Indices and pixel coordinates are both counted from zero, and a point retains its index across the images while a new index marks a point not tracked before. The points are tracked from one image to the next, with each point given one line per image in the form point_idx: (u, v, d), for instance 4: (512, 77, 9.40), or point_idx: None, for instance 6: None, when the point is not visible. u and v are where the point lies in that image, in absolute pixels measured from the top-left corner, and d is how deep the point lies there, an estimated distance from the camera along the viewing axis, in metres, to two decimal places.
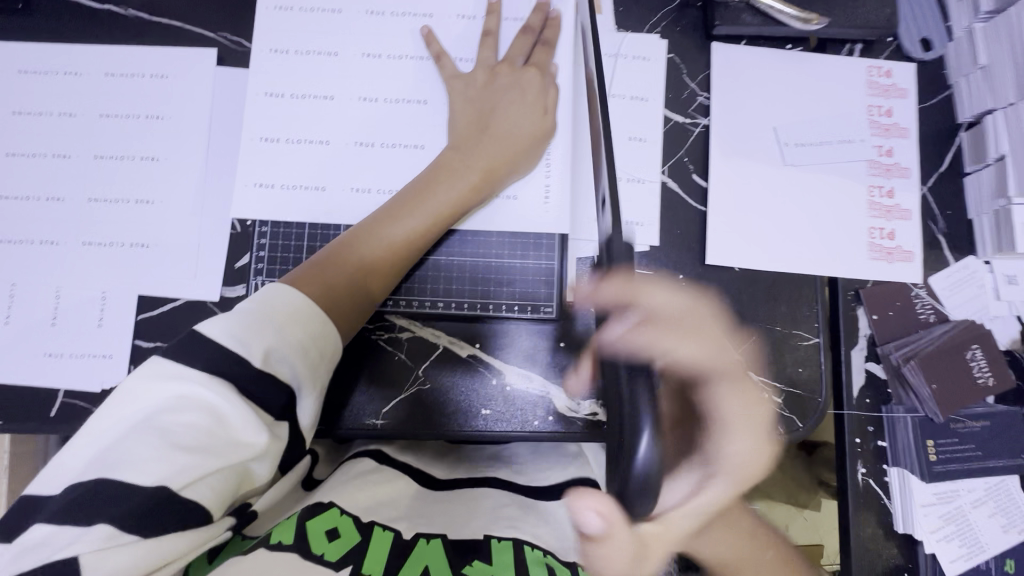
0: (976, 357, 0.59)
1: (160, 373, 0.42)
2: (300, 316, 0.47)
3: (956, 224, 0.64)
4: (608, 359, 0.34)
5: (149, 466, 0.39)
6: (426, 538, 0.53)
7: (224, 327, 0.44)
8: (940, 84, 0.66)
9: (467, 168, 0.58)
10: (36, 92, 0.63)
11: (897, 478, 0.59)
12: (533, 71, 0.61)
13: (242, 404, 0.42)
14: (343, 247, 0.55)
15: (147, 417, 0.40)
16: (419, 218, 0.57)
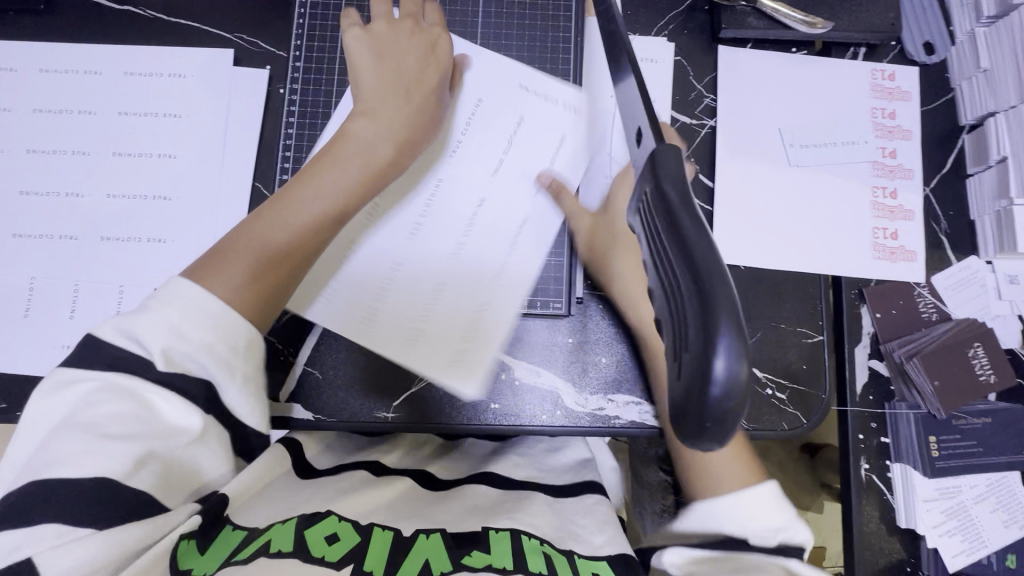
0: (978, 355, 0.60)
1: (63, 378, 0.42)
2: (195, 312, 0.44)
3: (958, 225, 0.65)
4: (668, 289, 0.25)
5: (81, 460, 0.40)
6: (426, 533, 0.49)
7: (120, 325, 0.43)
8: (943, 87, 0.67)
9: (376, 139, 0.55)
10: (57, 90, 0.64)
11: (900, 475, 0.59)
12: (440, 49, 0.60)
13: (103, 403, 0.41)
14: (246, 232, 0.50)
15: (66, 416, 0.41)
16: (328, 193, 0.53)
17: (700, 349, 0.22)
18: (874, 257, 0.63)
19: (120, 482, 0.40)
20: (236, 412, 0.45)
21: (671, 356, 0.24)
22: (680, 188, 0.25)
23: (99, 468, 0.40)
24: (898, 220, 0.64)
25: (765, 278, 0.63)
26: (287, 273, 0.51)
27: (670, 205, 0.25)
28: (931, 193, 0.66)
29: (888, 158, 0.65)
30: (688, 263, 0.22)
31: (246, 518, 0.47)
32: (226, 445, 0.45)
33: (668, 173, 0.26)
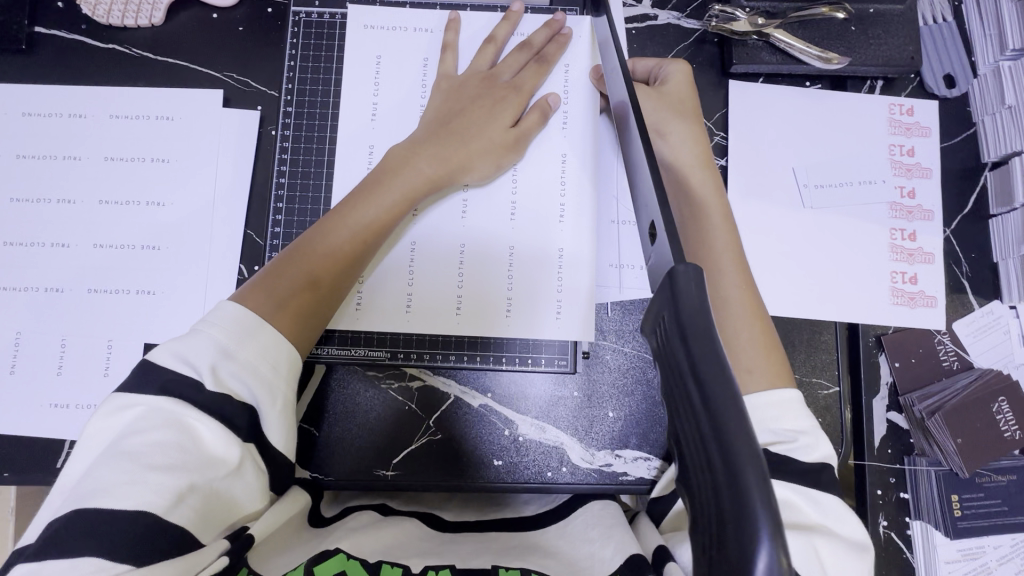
0: (1003, 410, 0.57)
1: (116, 405, 0.43)
2: (247, 329, 0.46)
3: (980, 268, 0.62)
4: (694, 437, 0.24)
5: (125, 491, 0.39)
6: (435, 571, 0.48)
7: (176, 350, 0.45)
8: (964, 122, 0.64)
9: (419, 167, 0.55)
10: (41, 135, 0.62)
11: (920, 532, 0.57)
12: (512, 91, 0.58)
13: (153, 430, 0.41)
14: (297, 252, 0.52)
15: (111, 445, 0.41)
16: (367, 221, 0.53)
17: (736, 551, 0.22)
18: (892, 303, 0.61)
19: (161, 517, 0.39)
20: (269, 436, 0.46)
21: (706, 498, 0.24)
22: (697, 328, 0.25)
23: (141, 502, 0.39)
24: (917, 264, 0.62)
25: (780, 327, 0.61)
26: (324, 297, 0.52)
27: (691, 369, 0.25)
28: (952, 234, 0.63)
29: (907, 198, 0.62)
30: (710, 423, 0.23)
31: (260, 563, 0.46)
32: (260, 477, 0.46)
33: (687, 301, 0.26)
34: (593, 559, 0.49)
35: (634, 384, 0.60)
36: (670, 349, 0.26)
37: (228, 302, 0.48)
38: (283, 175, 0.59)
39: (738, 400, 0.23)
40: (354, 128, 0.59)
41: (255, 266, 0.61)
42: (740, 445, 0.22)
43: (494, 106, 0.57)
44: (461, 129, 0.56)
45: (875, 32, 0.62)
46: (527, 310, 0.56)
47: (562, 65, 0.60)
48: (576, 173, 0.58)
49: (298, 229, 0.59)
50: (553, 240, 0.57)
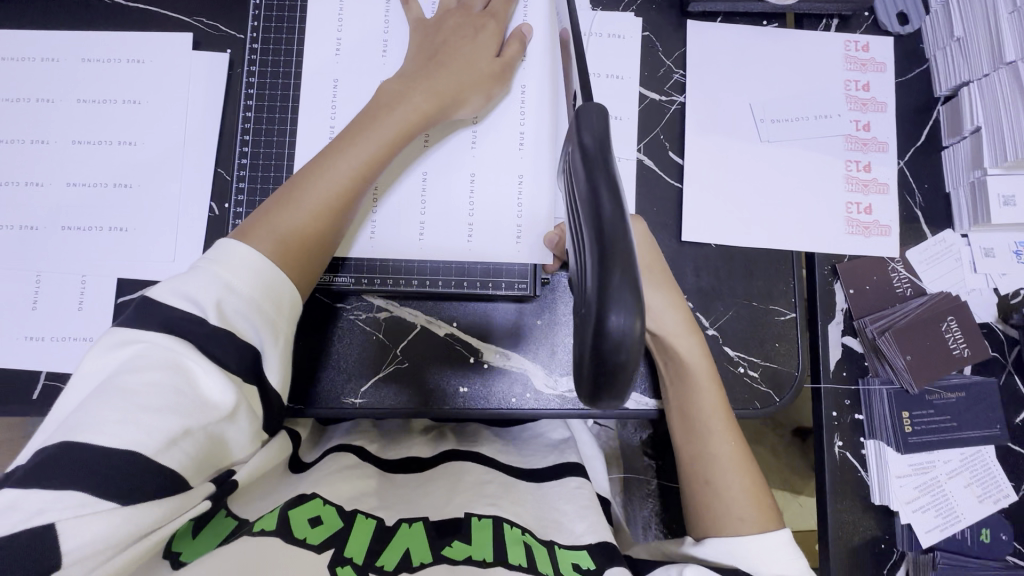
0: (952, 328, 0.59)
1: (114, 341, 0.42)
2: (253, 271, 0.47)
3: (934, 198, 0.64)
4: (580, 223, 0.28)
5: (116, 430, 0.39)
6: (409, 523, 0.51)
7: (178, 288, 0.45)
8: (917, 58, 0.66)
9: (413, 99, 0.54)
10: (13, 78, 0.63)
11: (873, 451, 0.59)
12: (490, 19, 0.59)
13: (149, 372, 0.41)
14: (296, 186, 0.52)
15: (106, 381, 0.41)
16: (364, 152, 0.53)
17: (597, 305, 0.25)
18: (848, 232, 0.62)
19: (152, 458, 0.39)
20: (267, 373, 0.47)
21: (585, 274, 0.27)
22: (597, 140, 0.29)
23: (133, 442, 0.39)
24: (872, 194, 0.63)
25: (737, 257, 0.62)
26: (327, 230, 0.52)
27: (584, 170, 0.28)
28: (906, 165, 0.64)
29: (862, 131, 0.64)
30: (591, 203, 0.26)
31: (243, 508, 0.50)
32: (251, 425, 0.46)
33: (589, 122, 0.29)
34: (559, 525, 0.54)
35: None
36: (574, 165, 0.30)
37: (227, 241, 0.47)
38: (250, 110, 0.61)
39: (616, 186, 0.27)
40: (321, 63, 0.61)
41: (226, 203, 0.63)
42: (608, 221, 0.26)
43: (474, 34, 0.58)
44: (447, 58, 0.56)
45: None
46: (486, 239, 0.58)
47: (521, 1, 0.62)
48: (536, 100, 0.60)
49: (264, 162, 0.60)
50: (512, 166, 0.59)
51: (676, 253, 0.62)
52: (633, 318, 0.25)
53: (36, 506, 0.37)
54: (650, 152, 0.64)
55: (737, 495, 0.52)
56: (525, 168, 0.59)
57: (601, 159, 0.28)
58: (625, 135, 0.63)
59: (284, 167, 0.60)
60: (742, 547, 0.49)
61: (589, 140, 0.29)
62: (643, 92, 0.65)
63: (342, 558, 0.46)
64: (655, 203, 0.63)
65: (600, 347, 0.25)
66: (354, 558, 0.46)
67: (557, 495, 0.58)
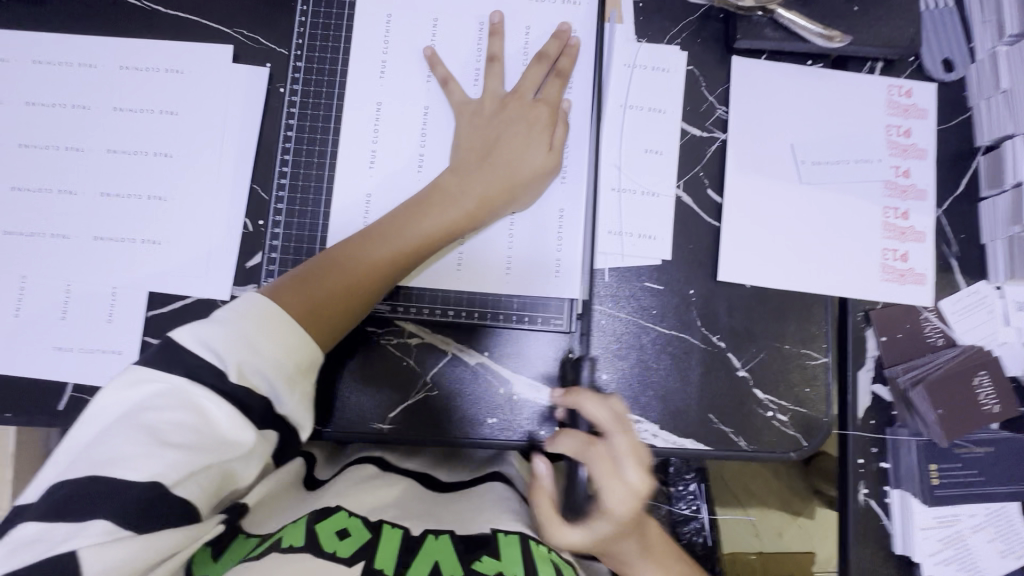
0: (983, 383, 0.59)
1: (135, 376, 0.42)
2: (278, 327, 0.46)
3: (969, 249, 0.64)
4: None
5: (137, 464, 0.39)
6: (435, 534, 0.50)
7: (202, 334, 0.44)
8: (959, 106, 0.66)
9: (458, 203, 0.56)
10: (50, 83, 0.62)
11: (898, 500, 0.59)
12: (543, 109, 0.59)
13: (172, 408, 0.41)
14: (335, 262, 0.53)
15: (128, 414, 0.41)
16: (403, 245, 0.55)
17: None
18: (883, 279, 0.62)
19: (169, 491, 0.39)
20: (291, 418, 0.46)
21: None
22: None
23: (154, 476, 0.39)
24: (908, 242, 0.63)
25: (771, 299, 0.62)
26: (359, 305, 0.54)
27: None
28: (943, 215, 0.65)
29: (901, 178, 0.64)
30: None
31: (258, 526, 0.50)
32: (268, 459, 0.45)
33: None
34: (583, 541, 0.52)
35: (625, 347, 0.61)
36: None
37: (257, 296, 0.48)
38: (292, 128, 0.61)
39: None
40: (369, 86, 0.61)
41: (261, 220, 0.62)
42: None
43: (528, 129, 0.59)
44: (494, 158, 0.58)
45: (878, 13, 0.63)
46: (525, 274, 0.60)
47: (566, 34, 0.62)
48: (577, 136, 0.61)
49: (304, 182, 0.61)
50: (553, 201, 0.60)
51: (710, 293, 0.62)
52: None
53: (78, 528, 0.37)
54: (689, 188, 0.63)
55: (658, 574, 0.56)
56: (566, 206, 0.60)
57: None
58: (665, 172, 0.63)
59: (326, 189, 0.61)
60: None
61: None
62: (684, 127, 0.64)
63: (372, 569, 0.46)
64: (691, 240, 0.63)
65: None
66: (383, 569, 0.46)
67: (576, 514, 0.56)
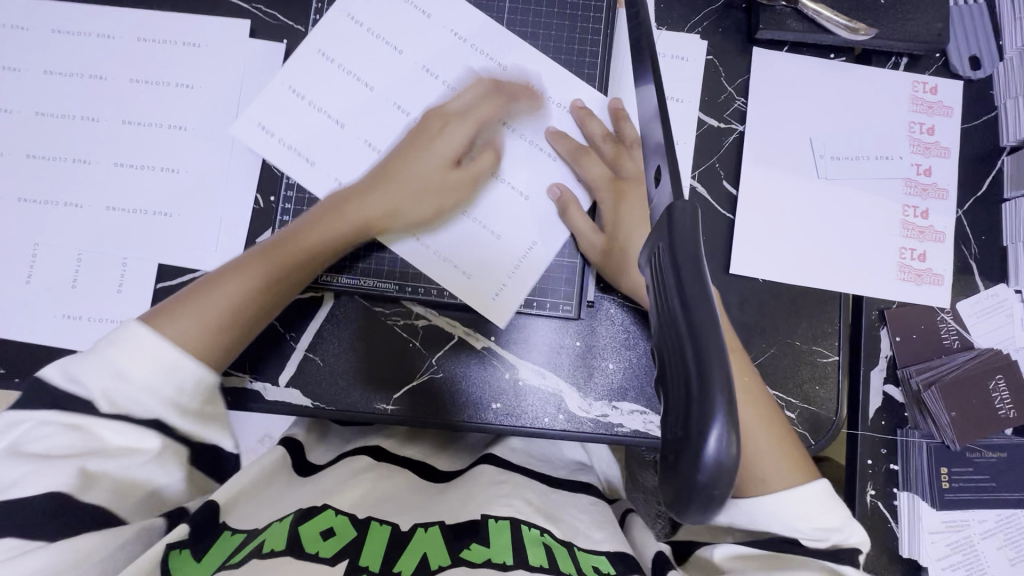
0: (999, 388, 0.58)
1: (72, 371, 0.45)
2: (145, 356, 0.45)
3: (989, 250, 0.63)
4: (666, 349, 0.26)
5: (89, 446, 0.43)
6: (424, 528, 0.47)
7: (65, 368, 0.45)
8: (985, 105, 0.64)
9: (361, 212, 0.55)
10: (69, 52, 0.62)
11: (906, 503, 0.58)
12: (451, 117, 0.58)
13: (112, 402, 0.44)
14: (203, 285, 0.50)
15: (75, 404, 0.44)
16: (291, 254, 0.53)
17: (692, 430, 0.23)
18: (899, 278, 0.61)
19: (126, 464, 0.44)
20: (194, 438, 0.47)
21: (667, 400, 0.25)
22: (692, 250, 0.26)
23: (106, 454, 0.44)
24: (927, 241, 0.62)
25: (783, 294, 0.61)
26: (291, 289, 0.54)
27: (676, 282, 0.25)
28: (964, 215, 0.63)
29: (922, 176, 0.63)
30: (687, 326, 0.24)
31: (241, 521, 0.46)
32: (221, 434, 0.49)
33: (681, 229, 0.26)
34: (577, 530, 0.50)
35: (633, 337, 0.60)
36: (661, 271, 0.27)
37: (134, 322, 0.46)
38: None
39: (713, 307, 0.24)
40: (382, 59, 0.60)
41: (272, 196, 0.62)
42: (710, 344, 0.23)
43: (432, 136, 0.58)
44: (398, 173, 0.57)
45: (905, 7, 0.62)
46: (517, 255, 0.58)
47: (583, 20, 0.62)
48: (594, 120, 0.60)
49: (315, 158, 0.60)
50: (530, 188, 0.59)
51: (722, 286, 0.61)
52: (732, 434, 0.22)
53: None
54: (704, 179, 0.63)
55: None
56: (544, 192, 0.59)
57: (692, 252, 0.26)
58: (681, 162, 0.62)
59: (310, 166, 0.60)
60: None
61: (685, 254, 0.26)
62: (701, 117, 0.63)
63: (357, 567, 0.42)
64: (704, 231, 0.62)
65: (694, 476, 0.22)
66: (369, 567, 0.42)
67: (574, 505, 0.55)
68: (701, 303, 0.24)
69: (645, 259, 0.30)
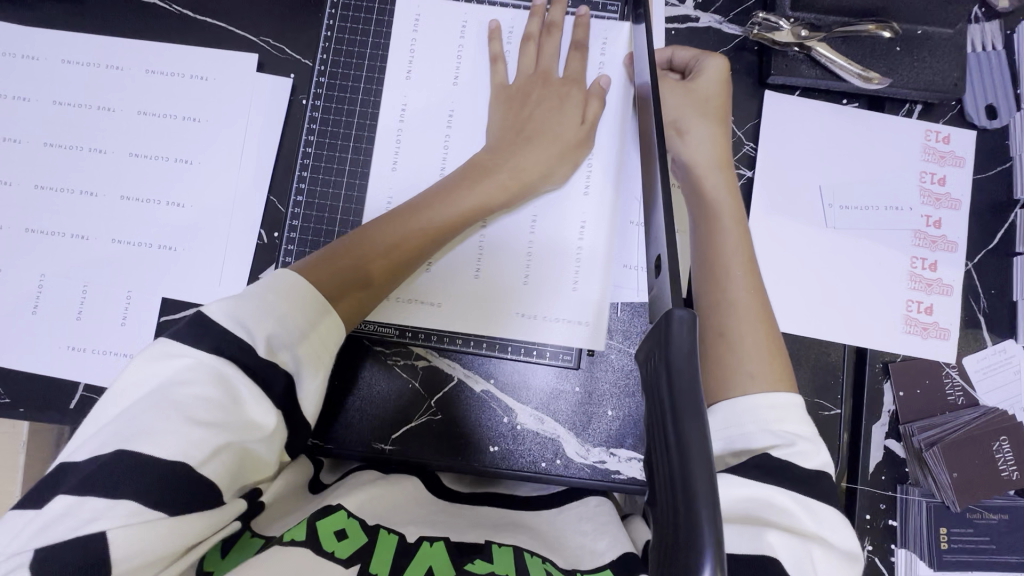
0: (1003, 449, 0.57)
1: (165, 352, 0.42)
2: (304, 304, 0.47)
3: (998, 304, 0.62)
4: (659, 467, 0.27)
5: (166, 439, 0.38)
6: (430, 541, 0.48)
7: (228, 308, 0.44)
8: (999, 156, 0.63)
9: (499, 173, 0.57)
10: (77, 84, 0.63)
11: (904, 560, 0.58)
12: (574, 86, 0.60)
13: (210, 387, 0.41)
14: (354, 241, 0.53)
15: (160, 389, 0.40)
16: (438, 218, 0.55)
17: (680, 562, 0.23)
18: (905, 331, 0.60)
19: (194, 469, 0.39)
20: (301, 404, 0.47)
21: (658, 517, 0.26)
22: (689, 374, 0.26)
23: (181, 452, 0.38)
24: (934, 294, 0.61)
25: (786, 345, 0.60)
26: (378, 288, 0.53)
27: (672, 405, 0.26)
28: (973, 268, 0.62)
29: (932, 228, 0.62)
30: (681, 461, 0.25)
31: (265, 525, 0.48)
32: (281, 444, 0.46)
33: (678, 345, 0.27)
34: (581, 551, 0.49)
35: (633, 385, 0.60)
36: (656, 386, 0.27)
37: (288, 270, 0.48)
38: (311, 144, 0.61)
39: (708, 439, 0.25)
40: (438, 90, 0.61)
41: (276, 232, 0.62)
42: (699, 481, 0.24)
43: (561, 99, 0.59)
44: (533, 133, 0.58)
45: (921, 54, 0.61)
46: (544, 285, 0.59)
47: (598, 48, 0.62)
48: (603, 162, 0.60)
49: (320, 201, 0.60)
50: (575, 209, 0.59)
51: None
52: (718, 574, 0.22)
53: (84, 520, 0.36)
54: None
55: (752, 343, 0.48)
56: (588, 213, 0.59)
57: (690, 387, 0.26)
58: None
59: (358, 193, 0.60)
60: (762, 397, 0.44)
61: (682, 392, 0.26)
62: None
63: None
64: None
65: None
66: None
67: (576, 516, 0.55)
68: (697, 443, 0.24)
69: (641, 349, 0.31)
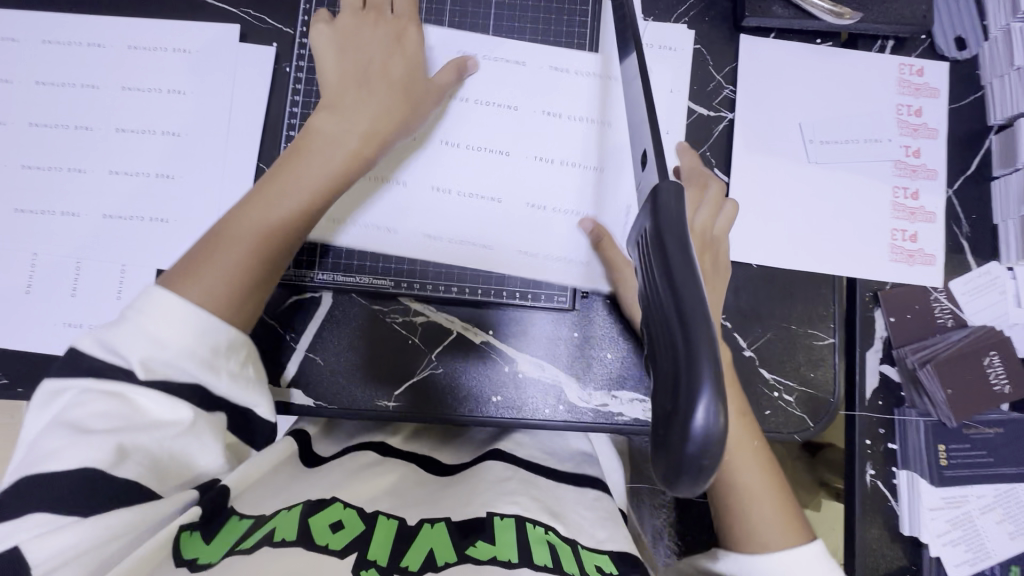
0: (994, 363, 0.59)
1: (46, 393, 0.44)
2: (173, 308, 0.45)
3: (980, 229, 0.63)
4: (655, 320, 0.27)
5: (67, 454, 0.40)
6: (431, 522, 0.47)
7: (101, 337, 0.45)
8: (972, 86, 0.65)
9: (338, 143, 0.55)
10: (60, 64, 0.63)
11: (906, 481, 0.59)
12: (448, 53, 0.61)
13: (99, 404, 0.42)
14: (213, 241, 0.51)
15: (56, 417, 0.42)
16: (290, 194, 0.53)
17: (682, 403, 0.24)
18: (891, 259, 0.61)
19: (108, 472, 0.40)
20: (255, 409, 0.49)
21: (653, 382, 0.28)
22: (677, 233, 0.28)
23: (87, 459, 0.40)
24: (918, 222, 0.62)
25: (773, 278, 0.61)
26: (281, 258, 0.52)
27: (662, 261, 0.27)
28: (954, 194, 0.64)
29: (912, 157, 0.63)
30: (675, 310, 0.25)
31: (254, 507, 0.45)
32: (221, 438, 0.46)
33: (666, 215, 0.29)
34: (581, 528, 0.50)
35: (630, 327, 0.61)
36: (649, 267, 0.28)
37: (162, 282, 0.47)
38: (297, 106, 0.61)
39: (701, 294, 0.26)
40: None
41: None
42: (692, 321, 0.25)
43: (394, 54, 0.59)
44: (360, 94, 0.57)
45: None
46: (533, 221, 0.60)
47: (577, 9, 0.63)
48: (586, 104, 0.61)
49: None
50: None
51: None
52: (716, 407, 0.24)
53: None
54: None
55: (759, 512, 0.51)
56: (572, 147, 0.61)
57: (682, 256, 0.27)
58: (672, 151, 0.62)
59: None
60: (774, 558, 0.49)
61: (672, 256, 0.27)
62: (690, 106, 0.64)
63: (364, 562, 0.41)
64: None
65: (683, 447, 0.24)
66: (377, 561, 0.41)
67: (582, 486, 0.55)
68: (689, 287, 0.25)
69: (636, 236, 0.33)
